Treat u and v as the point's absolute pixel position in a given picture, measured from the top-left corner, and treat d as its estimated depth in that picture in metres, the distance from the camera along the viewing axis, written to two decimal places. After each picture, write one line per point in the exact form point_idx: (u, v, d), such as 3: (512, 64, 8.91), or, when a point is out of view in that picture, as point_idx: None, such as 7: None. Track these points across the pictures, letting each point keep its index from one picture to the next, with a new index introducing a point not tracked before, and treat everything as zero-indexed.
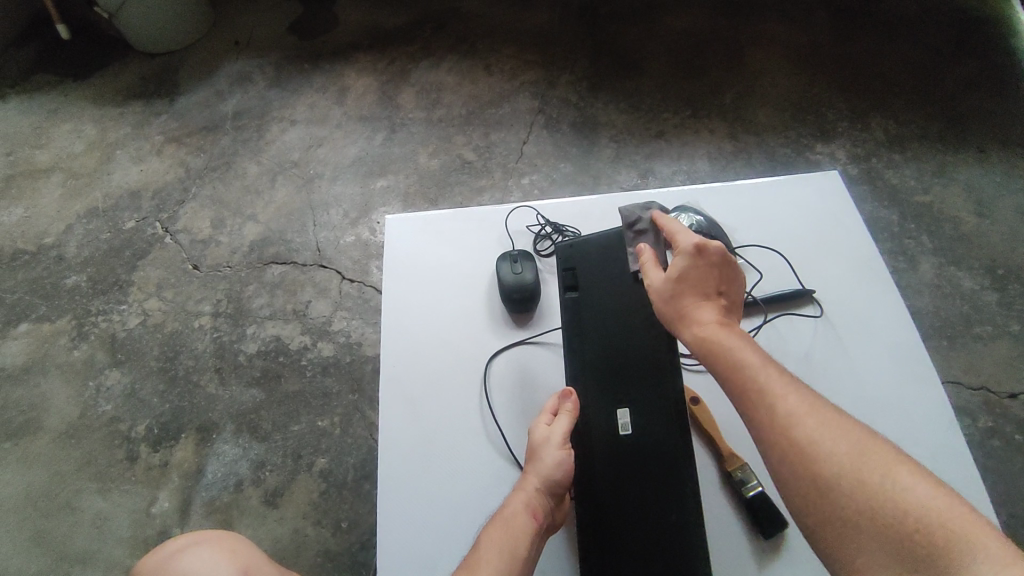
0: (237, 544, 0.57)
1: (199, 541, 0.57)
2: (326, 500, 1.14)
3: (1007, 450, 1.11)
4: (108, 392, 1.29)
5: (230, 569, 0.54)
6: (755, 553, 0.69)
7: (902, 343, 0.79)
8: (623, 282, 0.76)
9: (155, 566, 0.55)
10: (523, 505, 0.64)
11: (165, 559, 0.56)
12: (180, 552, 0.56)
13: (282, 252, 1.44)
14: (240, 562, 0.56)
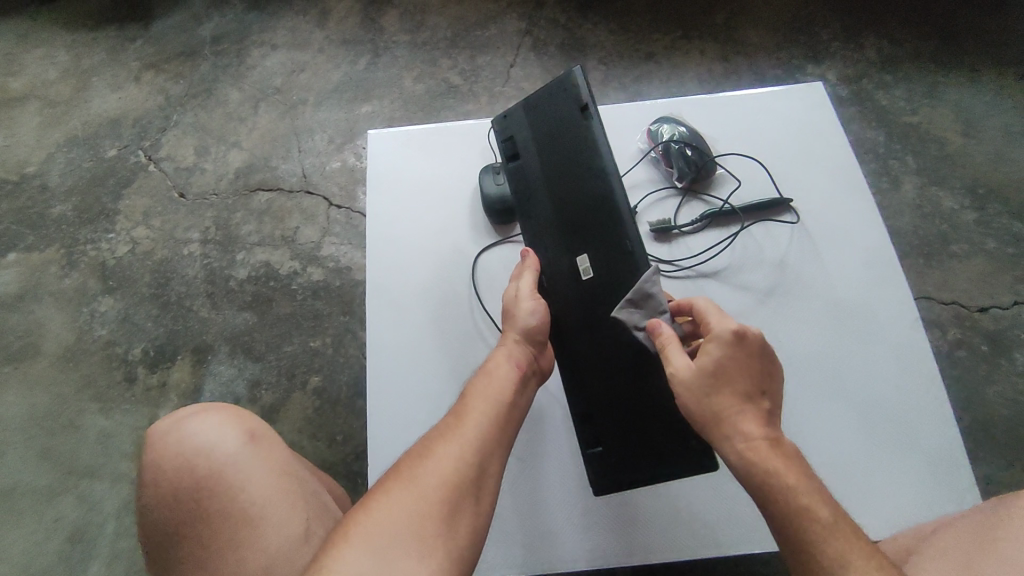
0: (242, 412, 0.68)
1: (204, 410, 0.67)
2: (320, 415, 1.19)
3: (973, 359, 1.15)
4: (102, 317, 1.31)
5: (239, 427, 0.65)
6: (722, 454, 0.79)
7: (874, 248, 0.81)
8: (558, 136, 0.75)
9: (168, 425, 0.66)
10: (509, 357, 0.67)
11: (176, 422, 0.65)
12: (189, 416, 0.66)
13: (269, 178, 1.43)
14: (246, 422, 0.67)
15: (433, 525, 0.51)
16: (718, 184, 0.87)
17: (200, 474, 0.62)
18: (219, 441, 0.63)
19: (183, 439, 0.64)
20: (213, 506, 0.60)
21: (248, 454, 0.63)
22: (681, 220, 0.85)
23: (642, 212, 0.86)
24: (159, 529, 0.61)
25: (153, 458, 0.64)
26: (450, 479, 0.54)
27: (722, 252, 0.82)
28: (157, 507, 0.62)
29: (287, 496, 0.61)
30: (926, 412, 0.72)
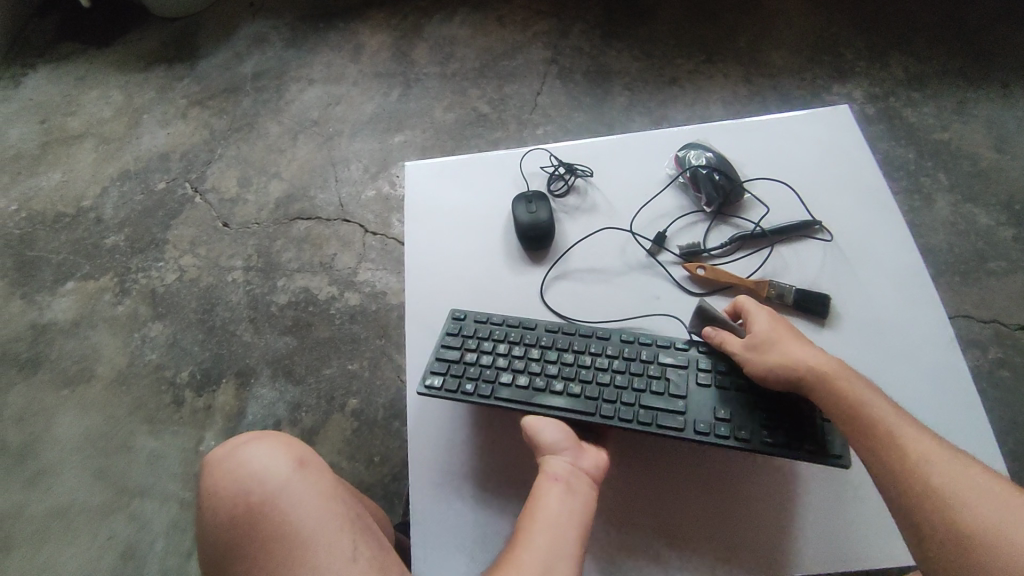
0: (292, 439, 0.69)
1: (256, 437, 0.69)
2: (358, 437, 1.22)
3: (1016, 378, 1.14)
4: (152, 342, 1.38)
5: (288, 457, 0.67)
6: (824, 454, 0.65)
7: (905, 268, 0.81)
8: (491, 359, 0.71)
9: (225, 452, 0.68)
10: (561, 466, 0.60)
11: (233, 448, 0.68)
12: (243, 444, 0.69)
13: (307, 208, 1.49)
14: (296, 452, 0.68)
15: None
16: (747, 209, 0.89)
17: (255, 500, 0.64)
18: (272, 469, 0.65)
19: (241, 464, 0.66)
20: (266, 528, 0.62)
21: (298, 482, 0.64)
22: (710, 244, 0.87)
23: (673, 238, 0.88)
24: (216, 547, 0.64)
25: (213, 480, 0.67)
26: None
27: (752, 274, 0.84)
28: (215, 525, 0.64)
29: (337, 521, 0.62)
30: (966, 438, 0.71)
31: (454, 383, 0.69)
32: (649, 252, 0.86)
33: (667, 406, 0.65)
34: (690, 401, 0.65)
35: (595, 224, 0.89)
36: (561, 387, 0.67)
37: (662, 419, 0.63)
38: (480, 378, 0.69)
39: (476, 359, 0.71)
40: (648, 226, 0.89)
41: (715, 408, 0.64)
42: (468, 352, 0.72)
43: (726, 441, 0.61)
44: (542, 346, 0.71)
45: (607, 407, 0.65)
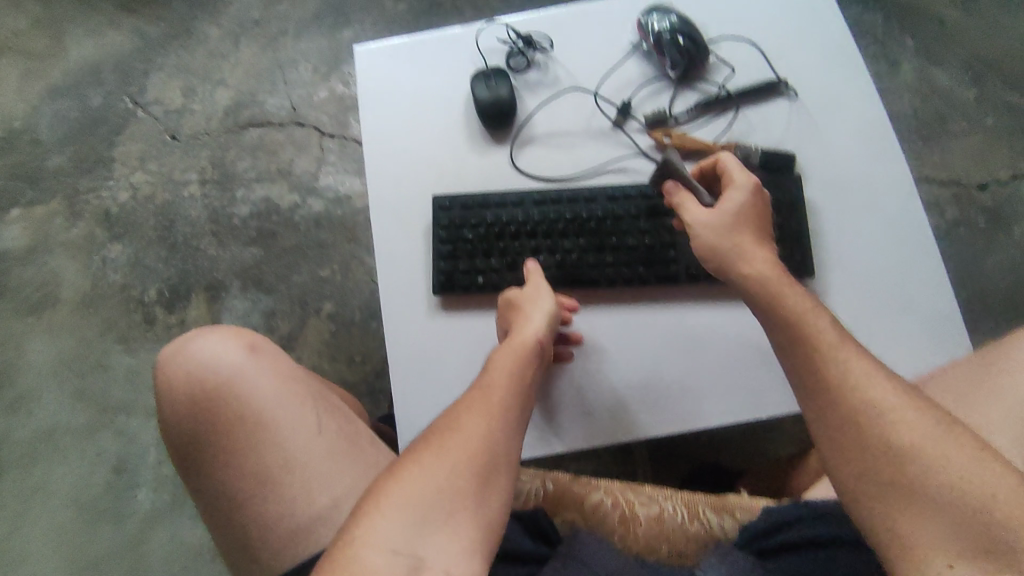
0: (241, 330, 0.72)
1: (204, 332, 0.71)
2: (336, 338, 1.24)
3: (970, 236, 1.19)
4: (114, 263, 1.34)
5: (240, 347, 0.70)
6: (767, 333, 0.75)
7: (870, 122, 0.81)
8: (494, 246, 0.79)
9: (174, 347, 0.70)
10: (537, 327, 0.67)
11: (183, 342, 0.70)
12: (192, 338, 0.70)
13: (258, 114, 1.42)
14: (247, 341, 0.71)
15: (463, 498, 0.56)
16: (712, 72, 0.86)
17: (213, 387, 0.67)
18: (224, 361, 0.68)
19: (193, 356, 0.69)
20: (229, 413, 0.66)
21: (254, 368, 0.68)
22: (676, 110, 0.85)
23: (639, 108, 0.85)
24: (180, 432, 0.67)
25: (166, 375, 0.69)
26: (472, 450, 0.58)
27: (718, 138, 0.83)
28: (176, 419, 0.67)
29: (298, 399, 0.68)
30: (920, 281, 0.75)
31: (464, 280, 0.78)
32: (614, 123, 0.84)
33: (658, 257, 0.77)
34: (678, 247, 0.77)
35: (558, 100, 0.86)
36: (563, 258, 0.78)
37: (659, 272, 0.76)
38: (490, 270, 0.78)
39: (480, 252, 0.79)
40: (613, 96, 0.86)
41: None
42: (470, 247, 0.79)
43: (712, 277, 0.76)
44: (535, 223, 0.79)
45: (609, 270, 0.77)
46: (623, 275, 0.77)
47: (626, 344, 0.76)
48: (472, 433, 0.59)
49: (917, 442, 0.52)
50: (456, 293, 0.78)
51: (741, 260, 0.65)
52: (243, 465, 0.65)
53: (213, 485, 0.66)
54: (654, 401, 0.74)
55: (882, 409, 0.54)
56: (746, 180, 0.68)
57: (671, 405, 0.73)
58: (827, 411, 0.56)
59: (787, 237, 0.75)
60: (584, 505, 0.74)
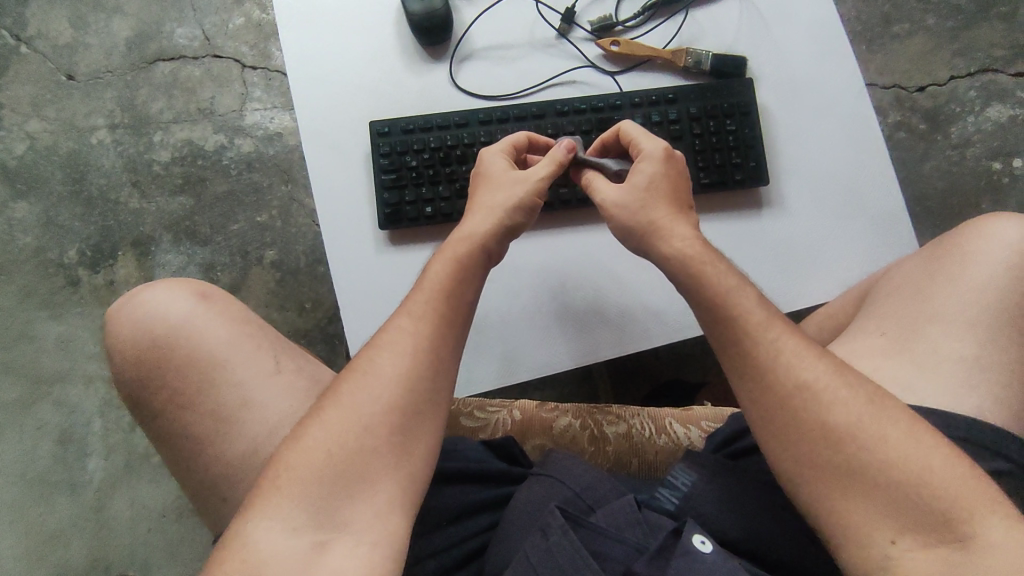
0: (189, 278, 0.68)
1: (151, 283, 0.67)
2: (284, 287, 1.18)
3: (911, 138, 1.22)
4: (23, 224, 1.22)
5: (190, 293, 0.66)
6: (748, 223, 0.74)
7: (819, 18, 0.78)
8: (442, 174, 0.75)
9: (120, 301, 0.66)
10: (478, 228, 0.62)
11: (129, 294, 0.66)
12: (137, 290, 0.66)
13: (165, 45, 1.26)
14: (195, 287, 0.67)
15: (378, 454, 0.53)
16: None
17: (162, 336, 0.63)
18: (173, 308, 0.64)
19: (139, 307, 0.64)
20: (181, 362, 0.63)
21: (204, 314, 0.65)
22: (623, 15, 0.80)
23: (584, 14, 0.80)
24: (132, 386, 0.63)
25: (112, 327, 0.65)
26: (387, 402, 0.55)
27: (668, 44, 0.79)
28: (125, 371, 0.63)
29: (254, 342, 0.65)
30: (871, 180, 0.75)
31: (412, 212, 0.73)
32: (558, 32, 0.79)
33: None
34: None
35: (497, 8, 0.79)
36: None
37: None
38: (438, 200, 0.74)
39: (426, 181, 0.74)
40: (556, 1, 0.80)
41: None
42: (415, 177, 0.74)
43: None
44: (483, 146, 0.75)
45: (564, 192, 0.73)
46: (578, 196, 0.73)
47: (591, 262, 0.74)
48: (386, 380, 0.56)
49: (853, 421, 0.52)
50: (404, 227, 0.73)
51: (654, 228, 0.62)
52: (196, 418, 0.62)
53: (169, 437, 0.63)
54: (624, 319, 0.72)
55: (813, 390, 0.54)
56: (657, 148, 0.64)
57: (640, 321, 0.72)
58: (760, 394, 0.55)
59: (741, 146, 0.74)
60: (551, 430, 0.74)
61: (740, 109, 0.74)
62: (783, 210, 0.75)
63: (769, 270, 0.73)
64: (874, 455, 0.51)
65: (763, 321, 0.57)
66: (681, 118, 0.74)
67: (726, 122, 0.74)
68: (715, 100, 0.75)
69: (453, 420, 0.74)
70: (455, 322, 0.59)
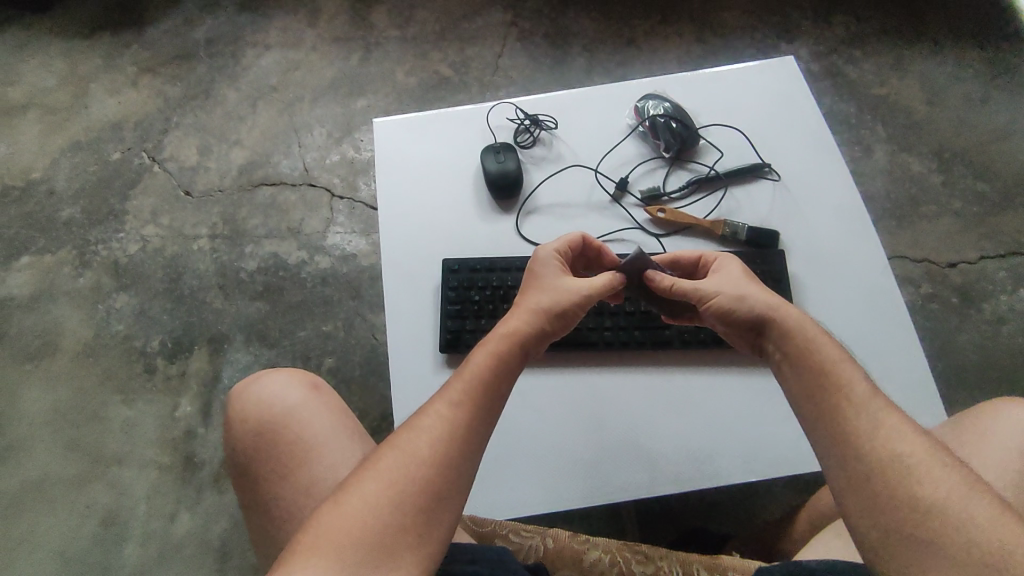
0: (304, 371, 0.79)
1: (271, 371, 0.78)
2: (336, 394, 1.26)
3: (945, 310, 1.26)
4: (119, 313, 1.36)
5: (303, 382, 0.76)
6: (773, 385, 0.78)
7: (847, 204, 0.88)
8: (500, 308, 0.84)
9: (246, 381, 0.77)
10: (516, 328, 0.66)
11: (256, 377, 0.77)
12: (261, 375, 0.77)
13: (271, 173, 1.48)
14: (309, 380, 0.78)
15: (403, 530, 0.55)
16: (702, 154, 0.94)
17: (274, 415, 0.73)
18: (285, 396, 0.74)
19: (262, 388, 0.75)
20: (286, 440, 0.71)
21: (313, 400, 0.74)
22: (669, 188, 0.92)
23: (636, 183, 0.92)
24: (242, 455, 0.72)
25: (234, 402, 0.75)
26: (419, 480, 0.57)
27: (709, 214, 0.90)
28: (240, 441, 0.73)
29: (347, 432, 0.73)
30: (897, 350, 0.80)
31: (472, 338, 0.82)
32: (612, 196, 0.91)
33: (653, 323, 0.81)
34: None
35: (561, 174, 0.93)
36: None
37: (653, 336, 0.81)
38: (494, 330, 0.83)
39: (485, 313, 0.84)
40: (612, 172, 0.93)
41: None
42: (477, 308, 0.84)
43: (706, 343, 0.80)
44: None
45: (608, 334, 0.81)
46: (620, 339, 0.81)
47: (619, 404, 0.78)
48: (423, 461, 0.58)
49: (941, 495, 0.50)
50: (461, 351, 0.81)
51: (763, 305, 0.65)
52: (287, 496, 0.69)
53: (266, 504, 0.70)
54: (650, 456, 0.76)
55: (901, 456, 0.52)
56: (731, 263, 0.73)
57: (666, 459, 0.75)
58: (841, 445, 0.55)
59: None
60: (581, 562, 0.75)
61: (772, 275, 0.83)
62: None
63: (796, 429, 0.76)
64: (960, 528, 0.48)
65: (865, 394, 0.57)
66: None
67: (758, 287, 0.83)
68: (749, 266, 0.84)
69: (489, 539, 0.77)
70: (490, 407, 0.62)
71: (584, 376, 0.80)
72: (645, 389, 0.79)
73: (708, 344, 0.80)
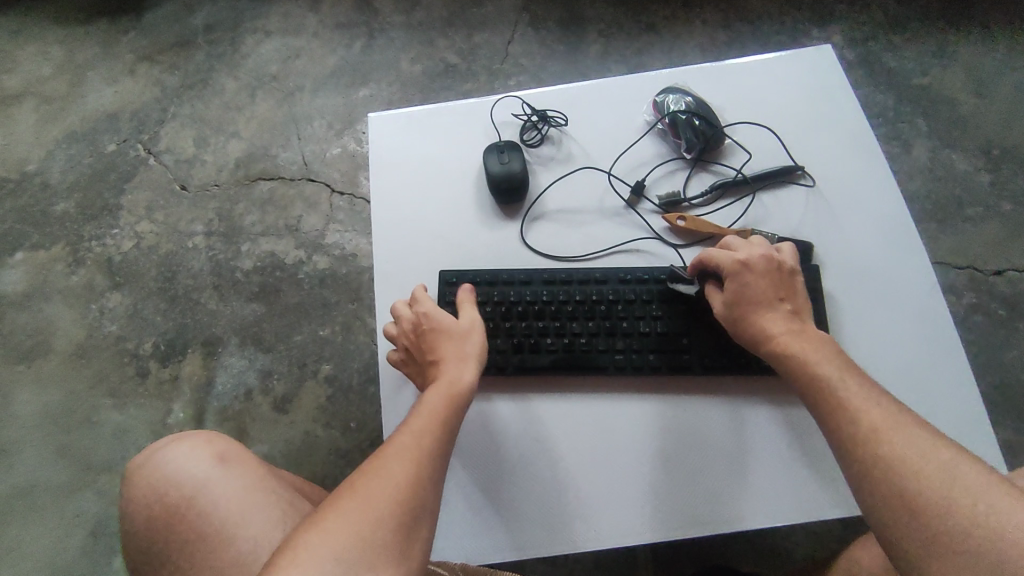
0: (210, 437, 0.73)
1: (175, 440, 0.73)
2: (333, 403, 1.21)
3: (990, 323, 1.17)
4: (111, 313, 1.32)
5: (207, 453, 0.70)
6: (776, 417, 0.70)
7: (888, 213, 0.79)
8: (501, 324, 0.75)
9: (145, 456, 0.72)
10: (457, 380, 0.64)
11: (154, 451, 0.71)
12: (163, 447, 0.72)
13: (269, 167, 1.41)
14: (215, 448, 0.71)
15: (388, 552, 0.51)
16: (728, 155, 0.85)
17: (179, 495, 0.68)
18: (193, 467, 0.69)
19: (162, 464, 0.70)
20: (195, 521, 0.66)
21: (218, 476, 0.68)
22: (690, 192, 0.83)
23: (653, 187, 0.84)
24: (151, 538, 0.67)
25: (137, 480, 0.70)
26: (395, 500, 0.54)
27: (734, 222, 0.81)
28: (147, 523, 0.68)
29: (257, 508, 0.66)
30: (945, 381, 0.71)
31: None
32: (627, 202, 0.83)
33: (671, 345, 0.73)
34: (692, 334, 0.73)
35: (570, 176, 0.85)
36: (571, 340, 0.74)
37: (671, 360, 0.72)
38: (494, 351, 0.74)
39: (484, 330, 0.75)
40: (626, 174, 0.85)
41: (713, 336, 0.72)
42: None
43: (730, 369, 0.71)
44: (544, 302, 0.76)
45: (620, 358, 0.73)
46: (633, 363, 0.72)
47: (607, 439, 0.71)
48: (397, 477, 0.55)
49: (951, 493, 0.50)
50: None
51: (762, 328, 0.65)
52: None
53: None
54: (657, 499, 0.68)
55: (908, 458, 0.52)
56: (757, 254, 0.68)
57: (674, 502, 0.68)
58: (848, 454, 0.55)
59: None
60: None
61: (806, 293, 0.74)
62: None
63: (805, 472, 0.68)
64: (974, 523, 0.48)
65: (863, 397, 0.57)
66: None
67: None
68: None
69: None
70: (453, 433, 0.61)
71: (583, 406, 0.72)
72: (635, 421, 0.71)
73: (733, 370, 0.71)
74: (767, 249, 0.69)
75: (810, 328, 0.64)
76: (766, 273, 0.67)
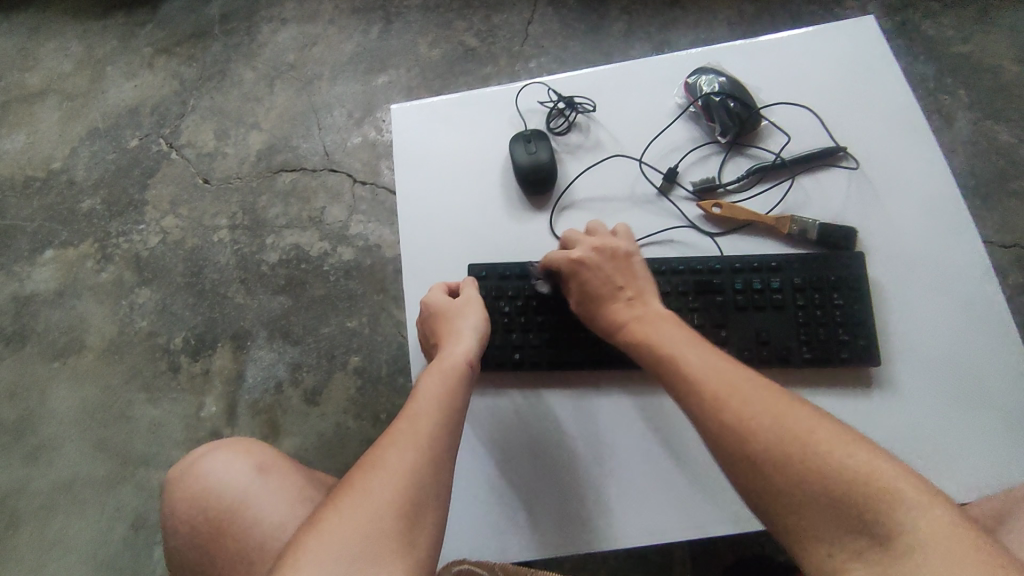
0: (250, 446, 0.74)
1: (215, 448, 0.74)
2: (363, 395, 1.21)
3: None
4: (141, 309, 1.33)
5: (247, 462, 0.71)
6: (648, 411, 0.69)
7: (936, 195, 0.75)
8: (534, 317, 0.73)
9: (188, 464, 0.73)
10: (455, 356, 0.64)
11: (196, 460, 0.73)
12: (204, 455, 0.73)
13: (291, 159, 1.40)
14: (255, 457, 0.72)
15: (391, 540, 0.50)
16: (765, 137, 0.81)
17: (220, 504, 0.69)
18: (232, 477, 0.70)
19: (204, 474, 0.71)
20: (236, 530, 0.67)
21: (258, 485, 0.69)
22: (725, 178, 0.81)
23: (687, 173, 0.81)
24: (194, 545, 0.69)
25: (180, 488, 0.72)
26: (397, 487, 0.53)
27: (772, 208, 0.79)
28: (190, 531, 0.69)
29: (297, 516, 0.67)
30: (998, 369, 0.69)
31: (500, 356, 0.71)
32: (660, 189, 0.80)
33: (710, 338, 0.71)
34: (730, 326, 0.71)
35: (601, 165, 0.82)
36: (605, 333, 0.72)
37: None
38: (527, 345, 0.72)
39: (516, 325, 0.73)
40: (659, 160, 0.82)
41: (752, 328, 0.71)
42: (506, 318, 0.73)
43: (770, 361, 0.70)
44: None
45: None
46: None
47: (591, 435, 0.69)
48: (398, 471, 0.54)
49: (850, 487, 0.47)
50: (489, 371, 0.72)
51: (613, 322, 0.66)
52: None
53: None
54: (647, 496, 0.66)
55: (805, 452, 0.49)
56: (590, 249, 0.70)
57: (639, 506, 0.66)
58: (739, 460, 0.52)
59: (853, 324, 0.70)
60: None
61: (851, 281, 0.72)
62: (897, 394, 0.69)
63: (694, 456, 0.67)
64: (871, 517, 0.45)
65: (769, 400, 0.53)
66: (784, 287, 0.72)
67: (829, 295, 0.71)
68: (821, 271, 0.72)
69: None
70: (457, 411, 0.60)
71: (572, 405, 0.70)
72: (601, 416, 0.70)
73: (775, 363, 0.70)
74: (600, 240, 0.70)
75: (650, 311, 0.65)
76: (603, 267, 0.68)
